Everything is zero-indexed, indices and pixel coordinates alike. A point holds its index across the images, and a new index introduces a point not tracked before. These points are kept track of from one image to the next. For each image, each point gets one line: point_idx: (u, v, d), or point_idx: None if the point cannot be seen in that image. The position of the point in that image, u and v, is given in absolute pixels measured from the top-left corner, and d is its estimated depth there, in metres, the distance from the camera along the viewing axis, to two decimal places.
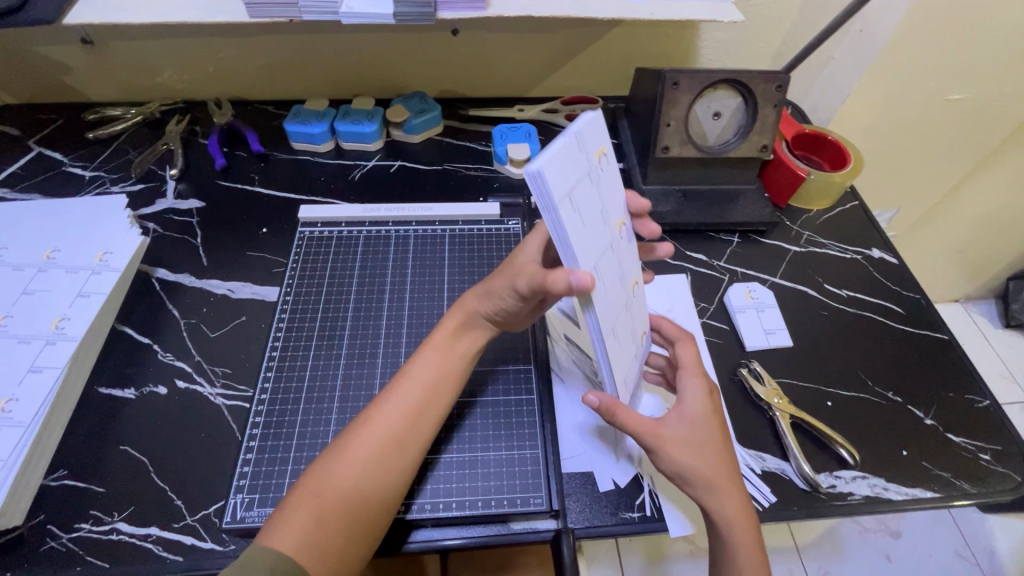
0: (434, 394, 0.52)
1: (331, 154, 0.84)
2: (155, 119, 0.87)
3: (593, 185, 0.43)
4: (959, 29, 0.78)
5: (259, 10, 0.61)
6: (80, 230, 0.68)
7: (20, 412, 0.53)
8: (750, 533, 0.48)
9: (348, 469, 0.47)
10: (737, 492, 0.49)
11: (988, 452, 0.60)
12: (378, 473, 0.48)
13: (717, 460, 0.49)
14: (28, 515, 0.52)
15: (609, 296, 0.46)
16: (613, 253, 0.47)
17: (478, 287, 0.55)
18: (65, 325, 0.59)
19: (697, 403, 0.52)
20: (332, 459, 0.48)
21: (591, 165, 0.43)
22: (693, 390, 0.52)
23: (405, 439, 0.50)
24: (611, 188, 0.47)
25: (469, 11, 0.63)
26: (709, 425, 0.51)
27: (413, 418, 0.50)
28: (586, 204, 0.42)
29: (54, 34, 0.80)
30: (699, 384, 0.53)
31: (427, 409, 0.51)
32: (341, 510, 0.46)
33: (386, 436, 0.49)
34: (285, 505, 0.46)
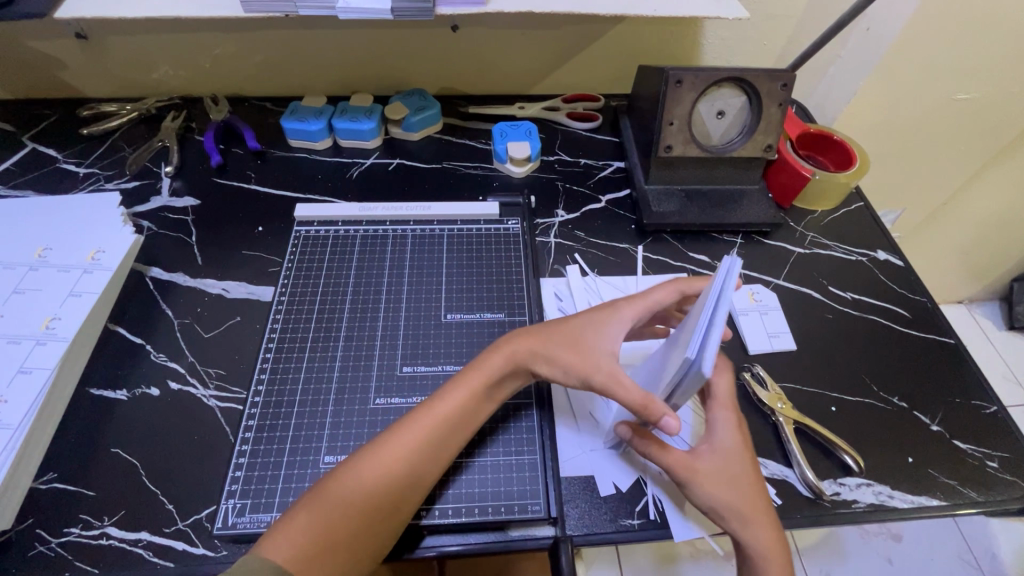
0: (459, 417, 0.51)
1: (329, 152, 0.83)
2: (151, 116, 0.86)
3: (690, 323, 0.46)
4: (967, 28, 0.77)
5: (253, 4, 0.60)
6: (72, 228, 0.67)
7: (9, 414, 0.52)
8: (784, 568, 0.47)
9: (359, 481, 0.47)
10: (772, 525, 0.48)
11: (995, 460, 0.59)
12: (389, 490, 0.47)
13: (753, 491, 0.48)
14: (17, 519, 0.51)
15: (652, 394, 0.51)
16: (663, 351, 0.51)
17: (535, 346, 0.53)
18: (55, 325, 0.58)
19: (729, 434, 0.50)
20: (345, 471, 0.47)
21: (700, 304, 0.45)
22: (726, 419, 0.50)
23: (423, 458, 0.49)
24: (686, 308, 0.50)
25: (468, 6, 0.62)
26: (743, 457, 0.49)
27: (432, 438, 0.49)
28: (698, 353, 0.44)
29: (48, 28, 0.79)
30: (731, 415, 0.51)
31: (452, 432, 0.50)
32: (346, 522, 0.45)
33: (402, 452, 0.48)
34: (290, 512, 0.46)
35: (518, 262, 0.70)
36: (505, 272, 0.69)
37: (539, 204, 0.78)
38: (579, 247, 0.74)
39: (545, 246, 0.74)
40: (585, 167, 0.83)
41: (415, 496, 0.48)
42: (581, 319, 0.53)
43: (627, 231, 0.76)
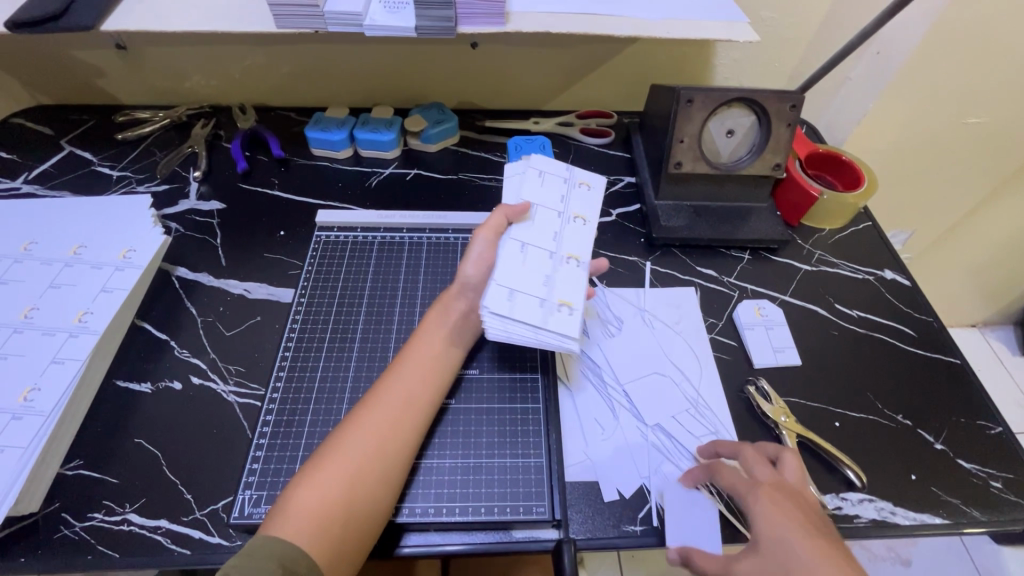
0: (423, 378, 0.55)
1: (349, 161, 0.86)
2: (181, 122, 0.90)
3: (558, 189, 0.65)
4: (976, 53, 0.78)
5: (287, 21, 0.63)
6: (106, 227, 0.70)
7: (42, 402, 0.55)
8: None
9: (350, 458, 0.49)
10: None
11: (1000, 481, 0.59)
12: (377, 460, 0.49)
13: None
14: (44, 502, 0.53)
15: (546, 251, 0.59)
16: (581, 232, 0.61)
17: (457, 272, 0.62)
18: (88, 318, 0.61)
19: (768, 526, 0.47)
20: (335, 451, 0.49)
21: (565, 181, 0.66)
22: (776, 520, 0.47)
23: (402, 424, 0.52)
24: (588, 204, 0.65)
25: (490, 26, 0.65)
26: (794, 543, 0.45)
27: (409, 406, 0.53)
28: (549, 183, 0.65)
29: (90, 39, 0.83)
30: (761, 503, 0.49)
31: (421, 397, 0.54)
32: (344, 499, 0.47)
33: (384, 422, 0.51)
34: (285, 498, 0.47)
35: None
36: None
37: None
38: None
39: None
40: None
41: (402, 466, 0.51)
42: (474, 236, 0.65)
43: (636, 245, 0.78)
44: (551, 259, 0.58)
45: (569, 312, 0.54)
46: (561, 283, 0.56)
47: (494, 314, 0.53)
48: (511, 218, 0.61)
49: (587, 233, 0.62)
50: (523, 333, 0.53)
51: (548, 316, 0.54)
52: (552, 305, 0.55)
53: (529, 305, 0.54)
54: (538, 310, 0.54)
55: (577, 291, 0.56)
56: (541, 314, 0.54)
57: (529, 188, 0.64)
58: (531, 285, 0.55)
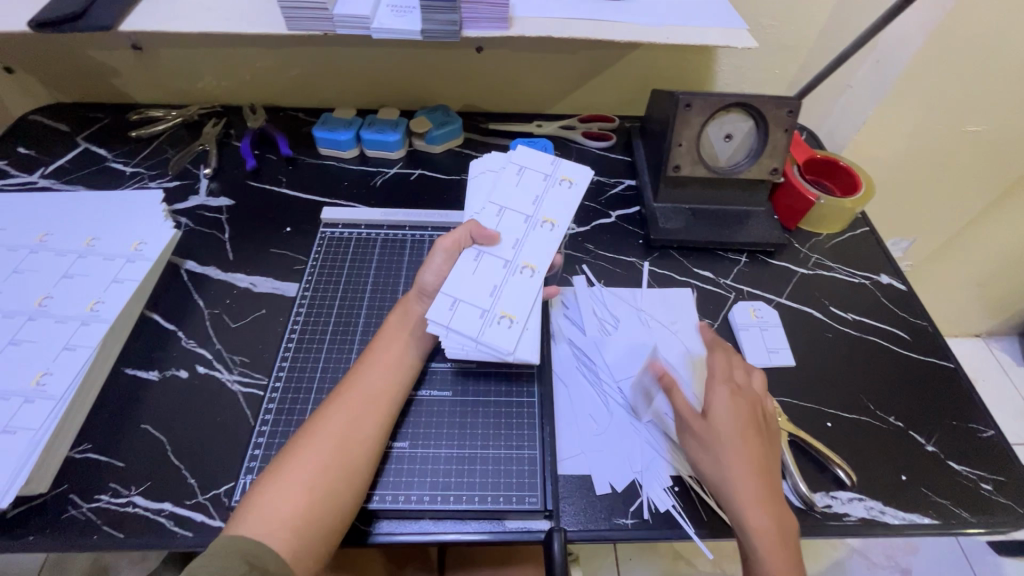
0: (383, 373, 0.56)
1: (355, 161, 0.88)
2: (193, 121, 0.92)
3: (534, 189, 0.66)
4: (974, 62, 0.79)
5: (297, 23, 0.65)
6: (119, 221, 0.72)
7: (53, 386, 0.57)
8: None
9: (313, 456, 0.50)
10: (783, 547, 0.50)
11: (990, 483, 0.60)
12: (340, 457, 0.50)
13: (762, 497, 0.51)
14: (52, 483, 0.55)
15: (502, 260, 0.61)
16: (545, 237, 0.62)
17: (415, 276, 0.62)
18: (99, 307, 0.63)
19: (723, 403, 0.56)
20: (298, 451, 0.50)
21: (545, 179, 0.67)
22: (731, 406, 0.56)
23: (363, 419, 0.53)
24: (562, 203, 0.65)
25: (494, 30, 0.67)
26: (735, 425, 0.55)
27: (370, 401, 0.54)
28: (525, 183, 0.66)
29: (108, 39, 0.86)
30: (725, 390, 0.57)
31: (380, 393, 0.55)
32: (307, 495, 0.47)
33: (345, 419, 0.52)
34: (250, 499, 0.48)
35: None
36: None
37: None
38: (587, 259, 0.78)
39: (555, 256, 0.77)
40: (597, 184, 0.87)
41: (367, 462, 0.51)
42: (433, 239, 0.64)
43: (635, 246, 0.80)
44: (505, 268, 0.60)
45: (508, 324, 0.57)
46: (507, 294, 0.59)
47: (436, 325, 0.57)
48: (476, 238, 0.61)
49: (550, 239, 0.62)
50: (462, 343, 0.57)
51: (485, 328, 0.57)
52: (493, 317, 0.57)
53: (470, 316, 0.57)
54: (478, 321, 0.57)
55: (522, 303, 0.58)
56: (478, 326, 0.57)
57: (503, 192, 0.65)
58: (477, 296, 0.58)
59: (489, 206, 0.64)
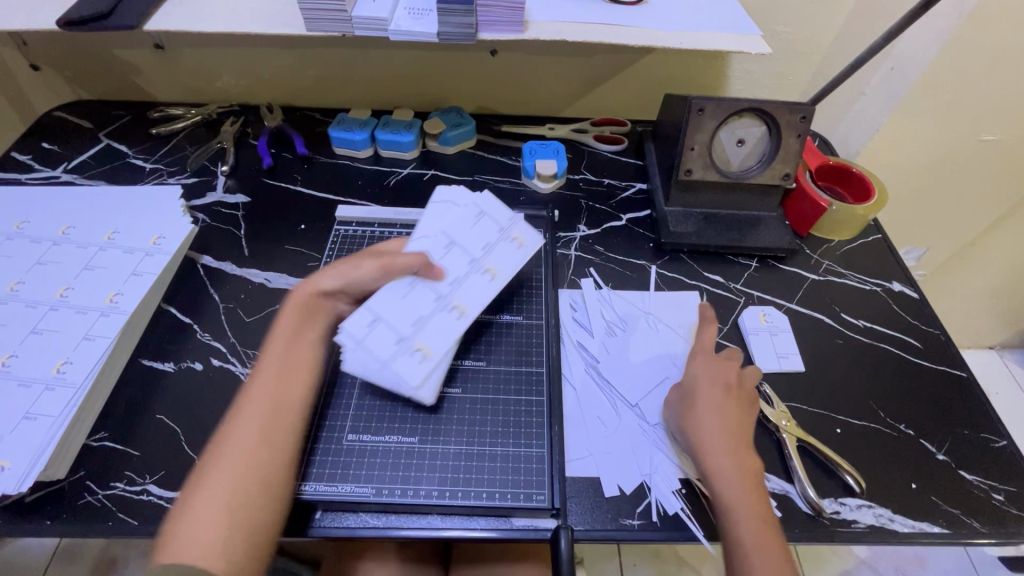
0: (288, 377, 0.55)
1: (369, 160, 0.89)
2: (212, 120, 0.94)
3: (488, 235, 0.66)
4: (991, 71, 0.79)
5: (316, 25, 0.66)
6: (138, 216, 0.73)
7: (73, 374, 0.58)
8: (769, 558, 0.48)
9: (227, 474, 0.48)
10: (748, 484, 0.52)
11: (1002, 493, 0.59)
12: (257, 469, 0.49)
13: (729, 440, 0.55)
14: (70, 470, 0.56)
15: (434, 293, 0.60)
16: (481, 286, 0.62)
17: (313, 278, 0.61)
18: (118, 299, 0.64)
19: (698, 368, 0.61)
20: (211, 473, 0.48)
21: (499, 232, 0.66)
22: (706, 371, 0.60)
23: (273, 424, 0.52)
24: (506, 258, 0.65)
25: (509, 34, 0.68)
26: (711, 386, 0.59)
27: (275, 408, 0.53)
28: (481, 227, 0.66)
29: (131, 39, 0.88)
30: (701, 358, 0.62)
31: (283, 397, 0.53)
32: (230, 512, 0.46)
33: (255, 427, 0.51)
34: (171, 530, 0.46)
35: (539, 271, 0.74)
36: (527, 282, 0.73)
37: (562, 218, 0.83)
38: (597, 261, 0.78)
39: (565, 258, 0.78)
40: (608, 187, 0.88)
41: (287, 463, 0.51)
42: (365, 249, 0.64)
43: (645, 249, 0.80)
44: (435, 301, 0.60)
45: (419, 359, 0.57)
46: (428, 328, 0.58)
47: (348, 338, 0.57)
48: (421, 269, 0.60)
49: (487, 289, 0.62)
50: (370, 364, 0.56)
51: (397, 356, 0.56)
52: (408, 347, 0.57)
53: (385, 339, 0.57)
54: (393, 347, 0.57)
55: (439, 340, 0.58)
56: (391, 352, 0.56)
57: (458, 230, 0.65)
58: (399, 321, 0.58)
59: (440, 237, 0.64)
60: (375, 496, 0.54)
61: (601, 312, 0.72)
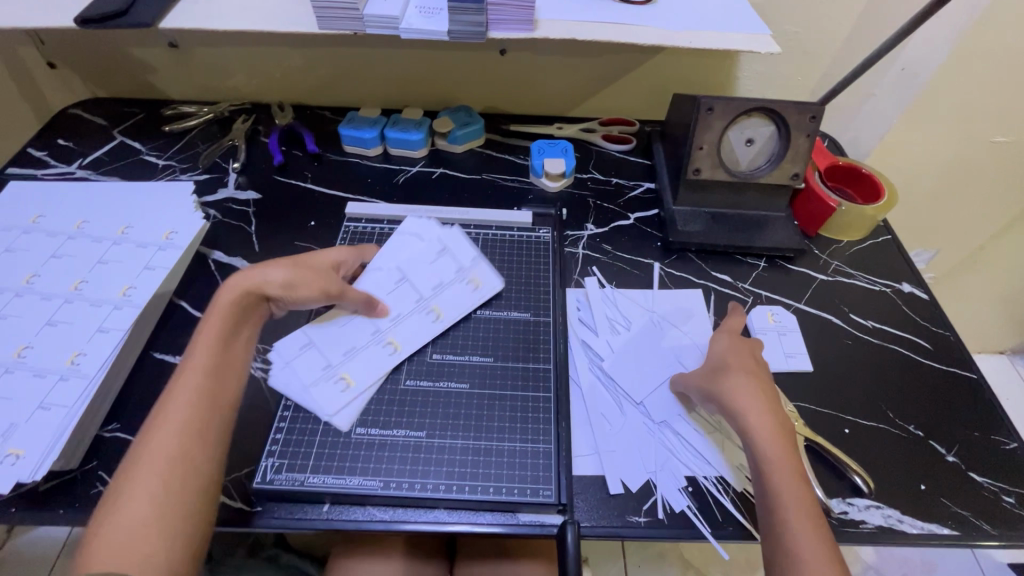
0: (217, 374, 0.53)
1: (379, 158, 0.90)
2: (224, 118, 0.95)
3: (443, 275, 0.70)
4: (1004, 72, 0.78)
5: (329, 23, 0.67)
6: (152, 211, 0.74)
7: (86, 366, 0.59)
8: (806, 514, 0.49)
9: (152, 472, 0.46)
10: (784, 444, 0.53)
11: (1012, 496, 0.59)
12: (185, 468, 0.47)
13: (765, 400, 0.56)
14: (83, 460, 0.57)
15: (374, 327, 0.65)
16: (421, 325, 0.66)
17: (252, 274, 0.60)
18: (131, 293, 0.65)
19: (721, 345, 0.63)
20: (135, 472, 0.46)
21: (457, 272, 0.71)
22: (731, 346, 0.62)
23: (202, 420, 0.50)
24: (456, 301, 0.68)
25: (519, 33, 0.68)
26: (738, 356, 0.60)
27: (205, 403, 0.51)
28: (437, 267, 0.71)
29: (146, 37, 0.89)
30: (725, 335, 0.64)
31: (213, 390, 0.52)
32: (156, 511, 0.45)
33: (183, 423, 0.49)
34: (92, 532, 0.44)
35: (547, 268, 0.74)
36: (535, 279, 0.73)
37: (570, 217, 0.83)
38: (605, 259, 0.78)
39: (573, 256, 0.78)
40: (616, 186, 0.88)
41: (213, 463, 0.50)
42: (309, 254, 0.65)
43: (653, 248, 0.80)
44: (372, 335, 0.64)
45: (341, 388, 0.60)
46: (357, 361, 0.62)
47: (279, 356, 0.62)
48: (368, 304, 0.65)
49: (427, 329, 0.65)
50: (294, 386, 0.60)
51: (320, 381, 0.60)
52: (333, 374, 0.61)
53: (313, 364, 0.62)
54: (319, 372, 0.61)
55: (365, 373, 0.61)
56: (316, 377, 0.61)
57: (414, 268, 0.70)
58: (331, 351, 0.63)
59: (393, 271, 0.70)
60: (382, 489, 0.54)
61: (606, 309, 0.72)
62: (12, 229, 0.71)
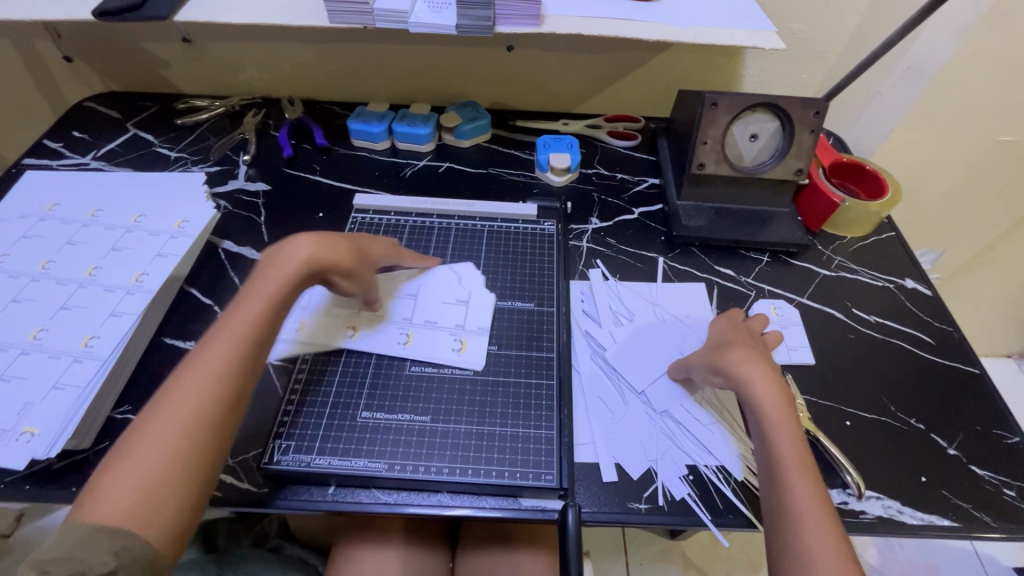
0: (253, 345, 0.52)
1: (386, 152, 0.91)
2: (235, 112, 0.97)
3: (444, 322, 0.67)
4: (1009, 71, 0.79)
5: (339, 17, 0.68)
6: (164, 201, 0.76)
7: (99, 348, 0.60)
8: (808, 481, 0.50)
9: (176, 432, 0.45)
10: (785, 415, 0.54)
11: (1013, 489, 0.59)
12: (209, 435, 0.47)
13: (770, 372, 0.57)
14: (95, 441, 0.58)
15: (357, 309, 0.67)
16: (386, 341, 0.64)
17: (325, 252, 0.59)
18: (144, 279, 0.66)
19: (720, 328, 0.65)
20: (154, 426, 0.45)
21: (457, 328, 0.66)
22: (727, 329, 0.64)
23: (233, 389, 0.49)
24: (433, 345, 0.65)
25: (525, 27, 0.69)
26: (743, 338, 0.62)
27: (237, 372, 0.50)
28: (441, 312, 0.68)
29: (160, 32, 0.91)
30: (724, 321, 0.66)
31: (251, 360, 0.51)
32: (172, 474, 0.44)
33: (215, 389, 0.48)
34: (101, 479, 0.43)
35: (551, 260, 0.75)
36: (538, 271, 0.74)
37: (575, 211, 0.84)
38: (610, 253, 0.79)
39: (577, 249, 0.79)
40: (621, 181, 0.89)
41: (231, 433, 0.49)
42: (368, 243, 0.65)
43: (657, 242, 0.81)
44: (349, 313, 0.67)
45: (289, 332, 0.65)
46: (322, 321, 0.66)
47: None
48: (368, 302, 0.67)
49: (387, 345, 0.64)
50: None
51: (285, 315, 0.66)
52: (297, 318, 0.66)
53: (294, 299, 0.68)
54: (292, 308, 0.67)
55: (315, 335, 0.65)
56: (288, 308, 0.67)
57: (421, 304, 0.69)
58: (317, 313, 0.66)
59: (414, 285, 0.71)
60: (388, 470, 0.55)
61: (609, 300, 0.73)
62: (28, 217, 0.73)
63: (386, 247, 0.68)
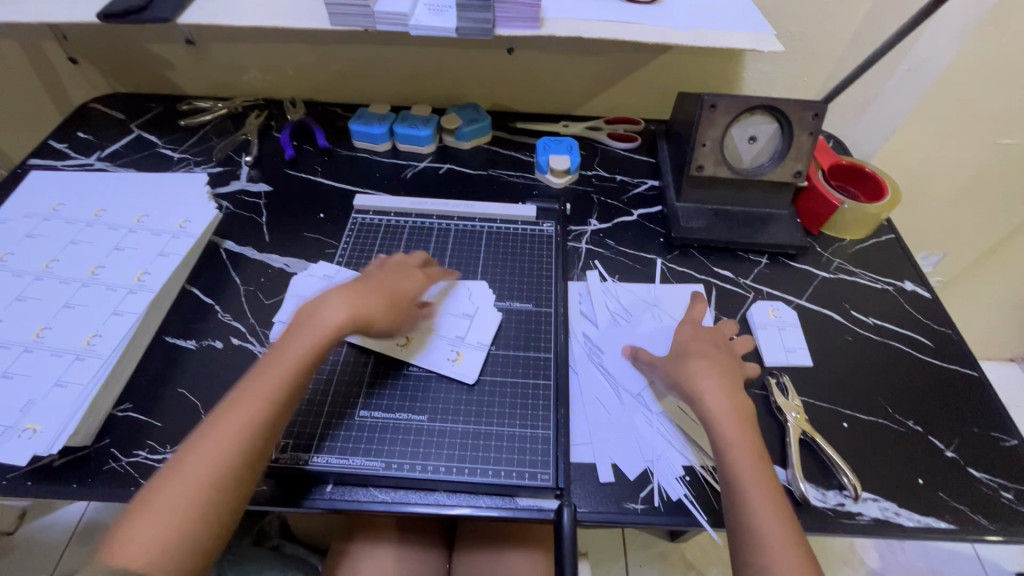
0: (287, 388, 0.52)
1: (387, 154, 0.92)
2: (237, 113, 0.97)
3: (447, 331, 0.66)
4: (1009, 74, 0.79)
5: (340, 19, 0.69)
6: (167, 201, 0.77)
7: (101, 347, 0.61)
8: (767, 489, 0.50)
9: (200, 473, 0.46)
10: (741, 424, 0.55)
11: (1011, 492, 0.59)
12: (234, 478, 0.47)
13: (727, 380, 0.58)
14: (96, 438, 0.59)
15: None
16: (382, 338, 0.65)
17: (359, 311, 0.58)
18: (145, 278, 0.67)
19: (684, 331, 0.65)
20: (182, 465, 0.46)
21: (458, 337, 0.66)
22: (686, 334, 0.65)
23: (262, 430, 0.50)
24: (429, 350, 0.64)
25: (525, 29, 0.69)
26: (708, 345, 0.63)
27: (269, 417, 0.50)
28: (448, 322, 0.67)
29: (164, 34, 0.92)
30: (688, 324, 0.66)
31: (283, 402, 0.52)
32: (193, 514, 0.45)
33: (242, 430, 0.49)
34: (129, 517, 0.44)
35: (549, 261, 0.75)
36: (537, 272, 0.74)
37: (574, 212, 0.84)
38: (609, 255, 0.79)
39: (576, 251, 0.79)
40: (620, 183, 0.89)
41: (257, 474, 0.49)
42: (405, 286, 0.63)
43: (656, 244, 0.81)
44: None
45: None
46: None
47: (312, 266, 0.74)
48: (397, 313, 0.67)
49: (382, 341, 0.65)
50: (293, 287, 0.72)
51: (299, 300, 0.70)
52: None
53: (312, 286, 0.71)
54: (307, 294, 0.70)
55: None
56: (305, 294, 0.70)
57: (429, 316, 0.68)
58: None
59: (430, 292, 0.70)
60: (384, 469, 0.55)
61: (601, 299, 0.73)
62: (33, 216, 0.73)
63: (421, 280, 0.65)
